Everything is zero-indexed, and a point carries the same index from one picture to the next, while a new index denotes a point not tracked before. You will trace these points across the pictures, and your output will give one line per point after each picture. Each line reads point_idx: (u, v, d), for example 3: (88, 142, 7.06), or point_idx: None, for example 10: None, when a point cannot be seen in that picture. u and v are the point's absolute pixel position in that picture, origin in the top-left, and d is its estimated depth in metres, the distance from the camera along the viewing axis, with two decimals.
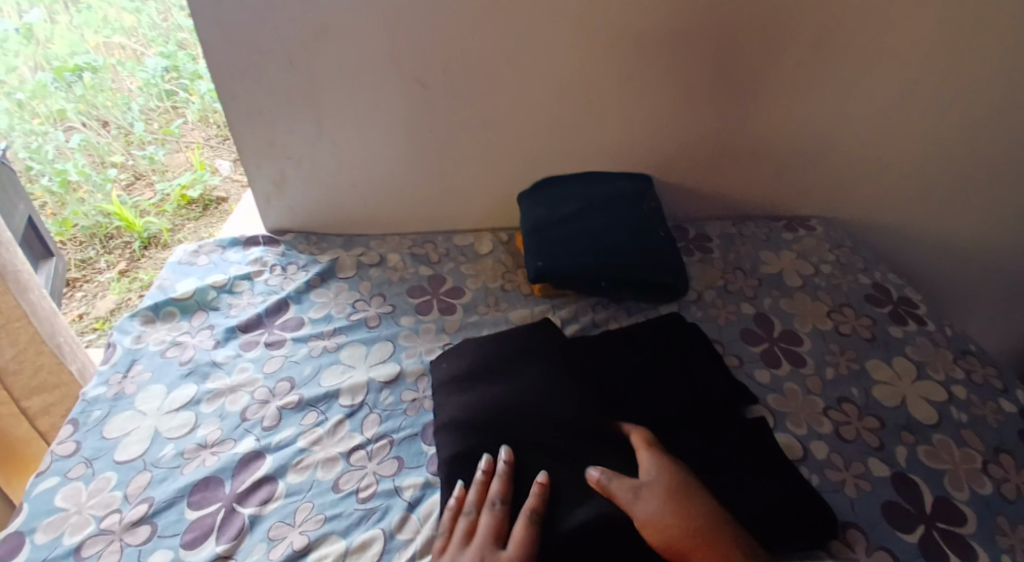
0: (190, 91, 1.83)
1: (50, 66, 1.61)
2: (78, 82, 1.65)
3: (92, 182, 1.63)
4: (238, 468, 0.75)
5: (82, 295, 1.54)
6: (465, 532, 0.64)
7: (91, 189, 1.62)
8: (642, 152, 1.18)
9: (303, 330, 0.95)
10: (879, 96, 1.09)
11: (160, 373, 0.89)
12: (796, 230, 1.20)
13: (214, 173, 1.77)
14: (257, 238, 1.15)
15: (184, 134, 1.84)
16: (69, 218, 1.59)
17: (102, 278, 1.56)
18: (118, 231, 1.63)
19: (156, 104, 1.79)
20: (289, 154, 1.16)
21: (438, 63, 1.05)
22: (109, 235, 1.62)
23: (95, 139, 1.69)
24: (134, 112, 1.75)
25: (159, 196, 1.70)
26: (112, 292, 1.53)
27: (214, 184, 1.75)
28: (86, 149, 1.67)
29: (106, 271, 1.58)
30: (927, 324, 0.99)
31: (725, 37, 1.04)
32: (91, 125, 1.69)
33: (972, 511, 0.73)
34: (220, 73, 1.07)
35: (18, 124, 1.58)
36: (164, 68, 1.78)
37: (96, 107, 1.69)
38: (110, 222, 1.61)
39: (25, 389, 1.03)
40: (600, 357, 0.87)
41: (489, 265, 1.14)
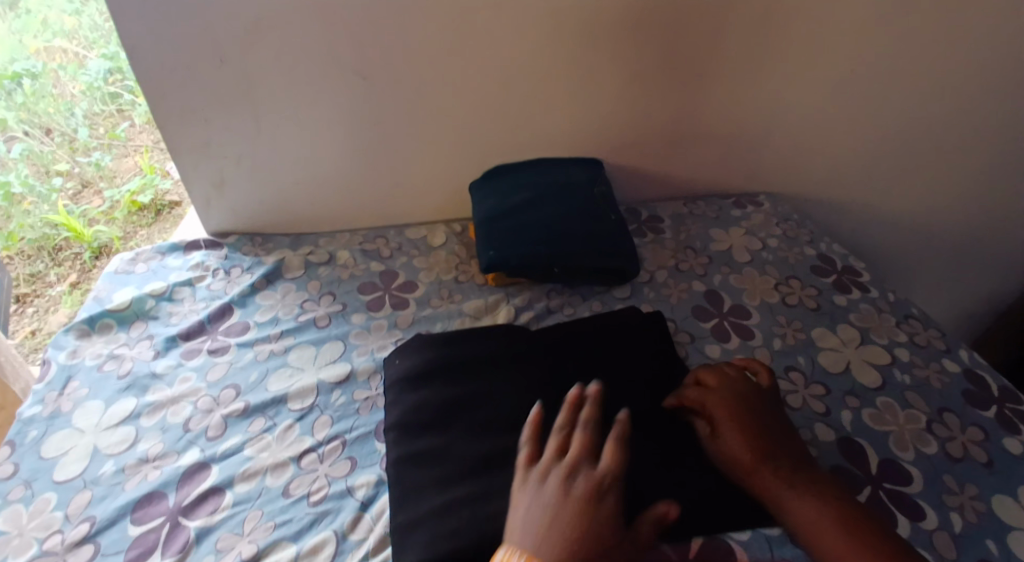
0: (136, 93, 1.69)
1: None
2: (17, 90, 1.47)
3: (37, 193, 1.53)
4: (182, 480, 0.73)
5: (33, 310, 1.47)
6: (557, 447, 0.65)
7: (37, 199, 1.53)
8: (590, 136, 1.17)
9: (248, 334, 0.92)
10: (820, 71, 1.11)
11: (97, 388, 0.85)
12: (745, 206, 1.22)
13: (165, 176, 1.66)
14: (199, 242, 1.11)
15: (131, 137, 1.69)
16: (15, 231, 1.49)
17: (52, 291, 1.48)
18: (66, 242, 1.53)
19: (100, 108, 1.64)
20: (227, 153, 1.12)
21: (374, 54, 1.03)
22: (57, 247, 1.53)
23: (37, 148, 1.55)
24: (78, 117, 1.59)
25: (107, 203, 1.60)
26: (65, 305, 1.47)
27: (166, 188, 1.65)
28: (29, 158, 1.54)
29: (56, 284, 1.50)
30: (870, 291, 1.02)
31: (666, 18, 1.03)
32: (34, 133, 1.54)
33: (917, 470, 0.76)
34: (146, 72, 1.02)
35: None
36: (108, 70, 1.61)
37: (38, 114, 1.53)
38: (58, 233, 1.52)
39: None
40: (558, 341, 0.85)
41: (442, 257, 1.12)
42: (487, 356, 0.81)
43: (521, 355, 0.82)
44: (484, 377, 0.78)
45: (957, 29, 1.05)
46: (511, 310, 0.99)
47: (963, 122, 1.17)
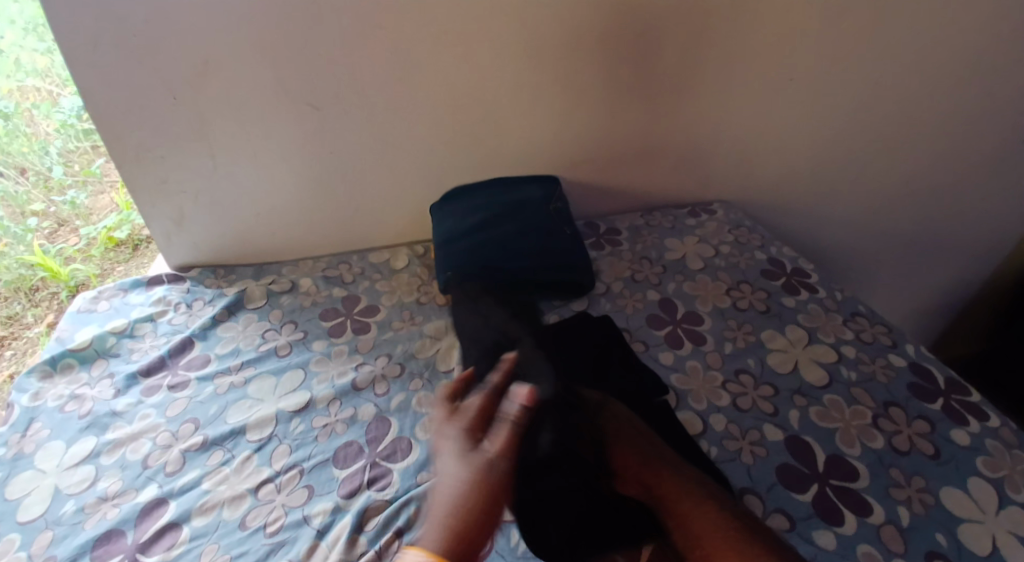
0: None
1: None
2: None
3: (11, 233, 1.39)
4: (140, 517, 0.73)
5: (10, 355, 1.34)
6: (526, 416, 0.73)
7: (9, 239, 1.38)
8: (543, 155, 1.21)
9: (209, 367, 0.93)
10: (759, 82, 1.15)
11: (58, 429, 0.85)
12: (699, 215, 1.25)
13: None
14: (161, 276, 1.12)
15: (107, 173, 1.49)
16: None
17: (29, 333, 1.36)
18: (43, 281, 1.41)
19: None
20: (184, 189, 1.13)
21: (325, 87, 1.05)
22: (33, 288, 1.40)
23: (10, 189, 1.39)
24: (52, 156, 1.41)
25: (83, 239, 1.46)
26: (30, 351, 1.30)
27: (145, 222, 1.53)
28: None
29: (34, 326, 1.38)
30: (818, 292, 1.05)
31: (607, 40, 1.07)
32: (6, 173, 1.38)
33: (864, 465, 0.78)
34: (100, 114, 1.03)
35: None
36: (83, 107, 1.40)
37: (10, 153, 1.37)
38: (35, 273, 1.39)
39: None
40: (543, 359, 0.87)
41: (404, 280, 1.14)
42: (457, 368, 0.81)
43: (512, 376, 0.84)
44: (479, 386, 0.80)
45: (881, 37, 1.10)
46: None
47: (898, 124, 1.22)
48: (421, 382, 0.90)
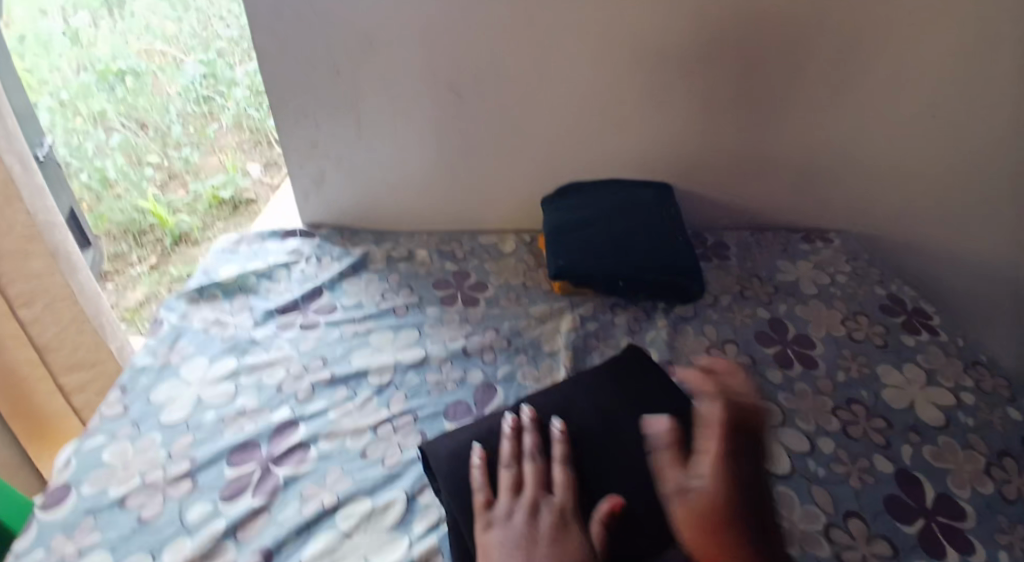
0: (226, 98, 1.93)
1: (94, 68, 1.82)
2: (118, 84, 1.84)
3: (130, 179, 1.84)
4: (273, 434, 0.79)
5: (115, 284, 1.74)
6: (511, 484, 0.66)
7: (128, 185, 1.83)
8: (663, 163, 1.21)
9: (336, 315, 1.00)
10: (902, 116, 1.11)
11: (203, 348, 0.93)
12: (814, 241, 1.22)
13: (245, 175, 1.92)
14: (295, 231, 1.21)
15: (218, 138, 1.96)
16: (106, 213, 1.79)
17: (134, 271, 1.75)
18: (151, 226, 1.81)
19: (193, 108, 1.92)
20: (328, 153, 1.23)
21: (470, 72, 1.12)
22: (142, 230, 1.81)
23: (133, 140, 1.88)
24: (171, 115, 1.90)
25: (191, 196, 1.87)
26: (144, 284, 1.73)
27: (244, 186, 1.90)
28: (125, 148, 1.86)
29: (137, 264, 1.78)
30: (939, 335, 1.01)
31: (749, 56, 1.07)
32: (129, 126, 1.87)
33: (973, 508, 0.75)
34: (270, 75, 1.15)
35: (63, 124, 1.79)
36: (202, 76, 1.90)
37: (136, 109, 1.88)
38: (145, 218, 1.80)
39: (64, 367, 1.11)
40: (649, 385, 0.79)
41: (511, 263, 1.19)
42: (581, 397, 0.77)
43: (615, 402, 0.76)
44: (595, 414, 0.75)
45: None
46: (575, 317, 1.03)
47: None
48: (525, 357, 0.94)
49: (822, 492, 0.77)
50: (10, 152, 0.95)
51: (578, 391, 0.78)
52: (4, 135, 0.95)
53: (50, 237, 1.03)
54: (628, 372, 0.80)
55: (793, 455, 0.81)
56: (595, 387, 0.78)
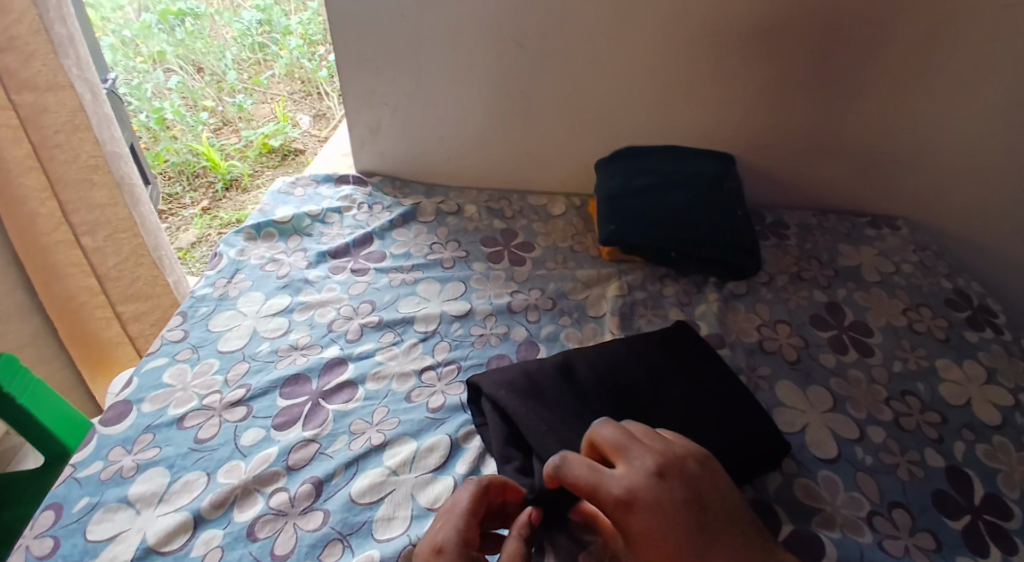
0: (279, 46, 2.04)
1: (156, 11, 1.96)
2: (179, 27, 1.97)
3: (185, 123, 1.85)
4: (323, 370, 0.80)
5: (168, 226, 1.71)
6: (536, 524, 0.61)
7: (183, 128, 1.84)
8: (726, 136, 1.17)
9: (385, 263, 1.01)
10: (992, 99, 1.03)
11: (259, 283, 0.95)
12: (879, 227, 1.17)
13: (295, 126, 1.94)
14: (348, 177, 1.22)
15: (271, 86, 2.03)
16: (162, 153, 1.77)
17: (186, 213, 1.73)
18: (204, 170, 1.80)
19: (248, 54, 2.02)
20: (387, 102, 1.23)
21: (535, 27, 1.09)
22: (196, 173, 1.80)
23: (190, 84, 1.93)
24: (227, 60, 1.98)
25: (244, 142, 1.87)
26: (195, 226, 1.70)
27: (294, 136, 1.91)
28: (182, 91, 1.91)
29: (190, 207, 1.75)
30: (1004, 334, 0.97)
31: (831, 25, 1.01)
32: (187, 69, 1.96)
33: (1023, 509, 0.73)
34: (334, 18, 1.14)
35: (126, 63, 1.91)
36: (258, 21, 2.03)
37: (193, 53, 1.95)
38: (198, 161, 1.79)
39: (122, 296, 1.14)
40: (682, 366, 0.78)
41: (560, 226, 1.17)
42: (620, 366, 0.77)
43: (655, 376, 0.76)
44: (634, 383, 0.75)
45: None
46: (623, 285, 1.01)
47: None
48: (570, 320, 0.94)
49: (868, 479, 0.75)
50: (80, 81, 0.97)
51: (619, 360, 0.78)
52: (76, 63, 0.97)
53: (115, 166, 1.06)
54: (667, 351, 0.80)
55: (840, 440, 0.80)
56: (647, 355, 0.79)
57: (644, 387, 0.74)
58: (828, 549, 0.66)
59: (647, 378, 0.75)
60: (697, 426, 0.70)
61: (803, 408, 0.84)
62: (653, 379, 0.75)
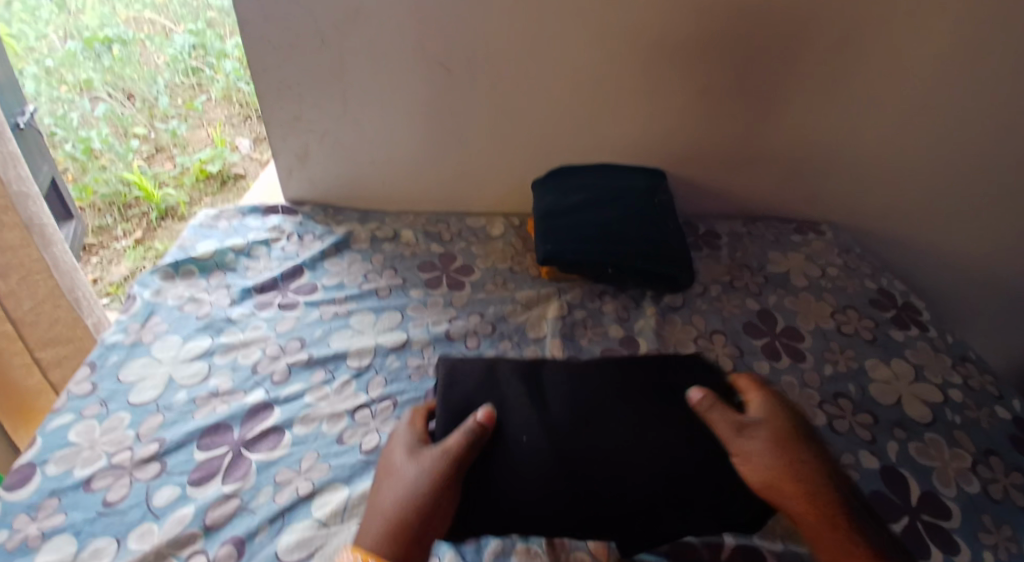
0: (216, 70, 1.89)
1: (80, 36, 1.79)
2: (105, 53, 1.80)
3: (114, 151, 1.74)
4: (246, 416, 0.76)
5: (97, 260, 1.63)
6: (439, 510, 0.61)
7: (112, 157, 1.73)
8: (656, 150, 1.19)
9: (316, 295, 0.97)
10: (900, 109, 1.08)
11: (177, 326, 0.90)
12: (805, 233, 1.21)
13: (233, 150, 1.81)
14: (276, 207, 1.17)
15: (206, 111, 1.88)
16: (90, 185, 1.69)
17: (118, 245, 1.65)
18: (136, 201, 1.70)
19: (181, 79, 1.87)
20: (313, 128, 1.19)
21: (462, 49, 1.08)
22: (127, 204, 1.70)
23: (119, 111, 1.79)
24: (159, 86, 1.83)
25: (178, 169, 1.76)
26: (128, 259, 1.62)
27: (233, 161, 1.80)
28: (111, 119, 1.77)
29: (122, 239, 1.67)
30: (928, 330, 1.01)
31: (748, 42, 1.04)
32: (116, 96, 1.80)
33: (957, 506, 0.75)
34: (253, 45, 1.10)
35: (47, 92, 1.74)
36: (191, 46, 1.86)
37: (123, 79, 1.81)
38: (130, 192, 1.69)
39: (41, 342, 1.06)
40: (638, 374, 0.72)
41: (499, 247, 1.16)
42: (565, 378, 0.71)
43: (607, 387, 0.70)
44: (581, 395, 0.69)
45: None
46: (562, 304, 1.00)
47: None
48: (510, 343, 0.92)
49: None
50: None
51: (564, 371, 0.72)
52: None
53: (23, 208, 0.99)
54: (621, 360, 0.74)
55: None
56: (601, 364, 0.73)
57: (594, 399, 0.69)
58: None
59: (596, 388, 0.70)
60: (670, 446, 0.63)
61: None
62: (625, 390, 0.69)
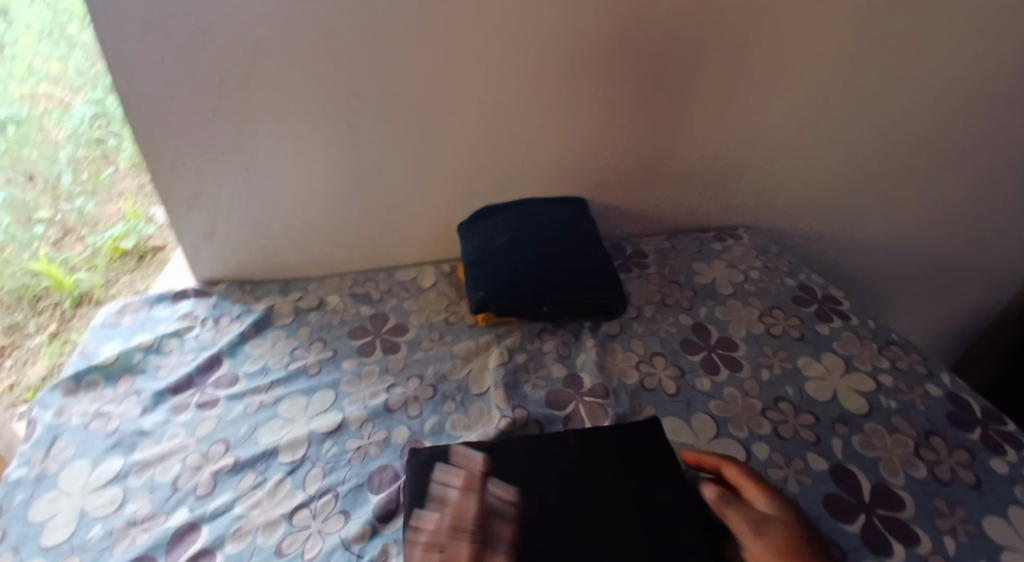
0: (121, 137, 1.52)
1: None
2: None
3: (17, 243, 1.36)
4: (171, 543, 0.70)
5: (11, 363, 1.31)
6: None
7: (15, 248, 1.36)
8: (571, 179, 1.19)
9: (238, 386, 0.91)
10: (791, 110, 1.13)
11: (84, 448, 0.82)
12: (725, 239, 1.24)
13: (149, 221, 1.52)
14: (187, 291, 1.10)
15: (116, 182, 1.53)
16: None
17: (30, 343, 1.33)
18: (47, 290, 1.38)
19: (85, 152, 1.48)
20: (216, 203, 1.14)
21: (362, 105, 1.06)
22: (37, 296, 1.38)
23: (19, 196, 1.38)
24: (61, 163, 1.44)
25: (89, 249, 1.44)
26: (44, 357, 1.31)
27: (150, 233, 1.51)
28: (10, 207, 1.36)
29: (35, 335, 1.35)
30: (851, 319, 1.04)
31: (643, 64, 1.06)
32: (13, 181, 1.37)
33: (908, 494, 0.77)
34: (137, 127, 1.04)
35: None
36: (93, 115, 1.46)
37: (20, 161, 1.38)
38: (38, 282, 1.37)
39: None
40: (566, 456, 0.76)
41: (432, 298, 1.12)
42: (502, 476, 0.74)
43: (548, 479, 0.73)
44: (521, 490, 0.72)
45: (916, 70, 1.09)
46: (503, 351, 0.98)
47: (930, 156, 1.20)
48: (453, 404, 0.89)
49: None
50: None
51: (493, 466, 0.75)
52: None
53: None
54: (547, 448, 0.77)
55: None
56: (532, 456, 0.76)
57: (533, 490, 0.72)
58: None
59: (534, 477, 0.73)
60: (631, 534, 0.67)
61: (689, 440, 0.84)
62: (587, 471, 0.74)
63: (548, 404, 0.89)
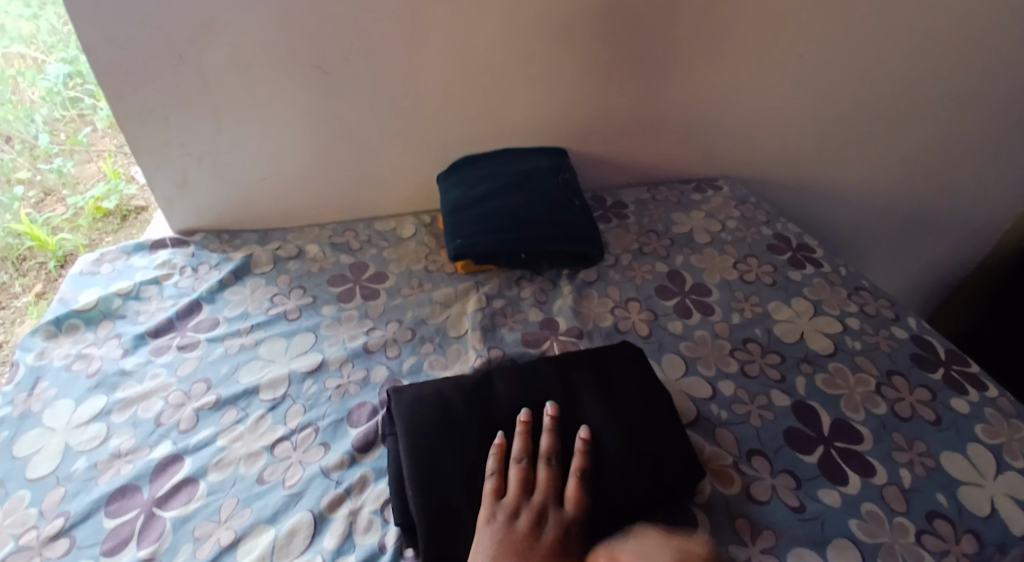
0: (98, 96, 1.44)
1: None
2: None
3: None
4: (155, 473, 0.72)
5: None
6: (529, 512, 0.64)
7: None
8: (551, 129, 1.19)
9: (218, 330, 0.92)
10: (771, 59, 1.12)
11: (66, 389, 0.83)
12: (705, 191, 1.24)
13: (131, 181, 1.44)
14: (164, 241, 1.10)
15: (94, 142, 1.46)
16: None
17: (17, 302, 1.25)
18: (31, 251, 1.30)
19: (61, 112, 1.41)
20: (189, 151, 1.12)
21: (335, 50, 1.04)
22: (21, 257, 1.30)
23: None
24: (38, 124, 1.37)
25: (71, 210, 1.37)
26: (31, 317, 1.23)
27: (133, 193, 1.43)
28: None
29: (21, 295, 1.27)
30: (823, 266, 1.06)
31: (623, 10, 1.04)
32: None
33: (868, 430, 0.80)
34: (103, 72, 1.02)
35: None
36: (69, 75, 1.38)
37: None
38: (21, 242, 1.29)
39: None
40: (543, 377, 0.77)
41: (411, 248, 1.13)
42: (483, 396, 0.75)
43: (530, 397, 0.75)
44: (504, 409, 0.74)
45: (896, 19, 1.08)
46: (480, 297, 1.00)
47: (908, 107, 1.20)
48: (431, 346, 0.91)
49: (725, 433, 0.79)
50: None
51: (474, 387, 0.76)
52: None
53: None
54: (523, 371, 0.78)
55: (696, 401, 0.83)
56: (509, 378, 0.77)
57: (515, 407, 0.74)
58: (699, 518, 0.69)
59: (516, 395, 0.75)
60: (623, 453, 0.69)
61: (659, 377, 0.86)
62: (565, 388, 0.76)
63: (523, 344, 0.91)
